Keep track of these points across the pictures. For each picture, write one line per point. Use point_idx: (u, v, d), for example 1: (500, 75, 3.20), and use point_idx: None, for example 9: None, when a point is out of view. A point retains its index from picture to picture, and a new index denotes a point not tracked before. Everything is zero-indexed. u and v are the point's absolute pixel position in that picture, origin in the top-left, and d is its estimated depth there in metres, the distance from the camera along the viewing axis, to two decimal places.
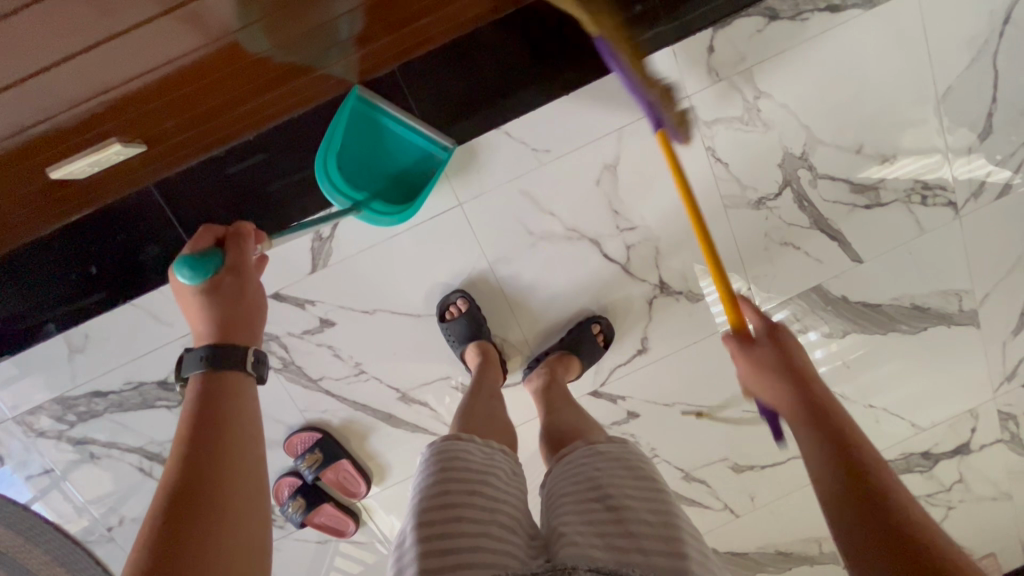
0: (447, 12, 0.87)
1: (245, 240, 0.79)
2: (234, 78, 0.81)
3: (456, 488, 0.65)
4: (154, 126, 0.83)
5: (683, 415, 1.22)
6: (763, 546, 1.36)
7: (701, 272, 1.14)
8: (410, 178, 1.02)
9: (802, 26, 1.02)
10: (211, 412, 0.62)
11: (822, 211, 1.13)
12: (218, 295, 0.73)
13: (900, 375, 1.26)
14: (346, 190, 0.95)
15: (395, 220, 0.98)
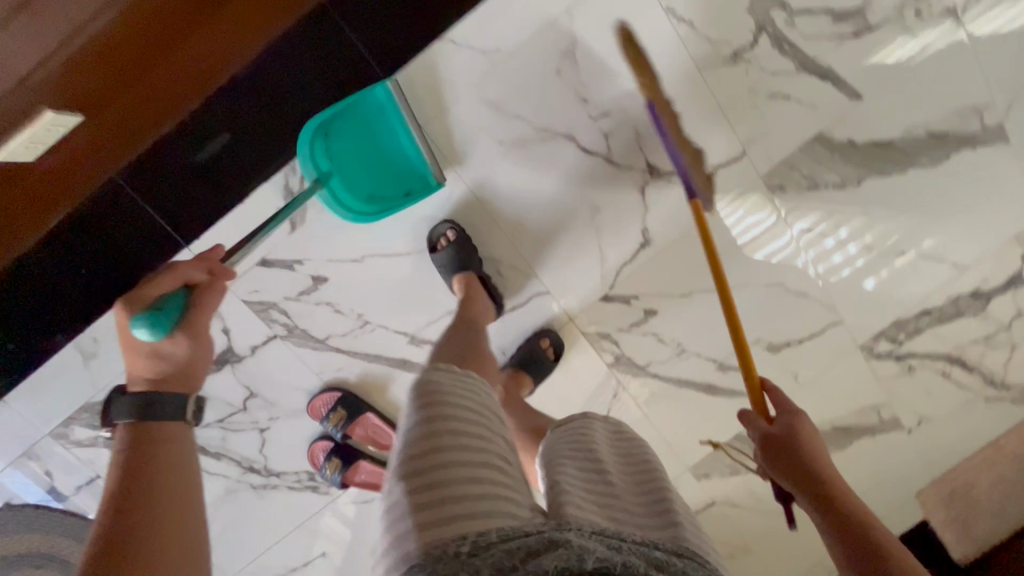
0: None
1: (204, 304, 0.81)
2: (153, 24, 0.87)
3: (463, 434, 0.63)
4: (90, 94, 0.88)
5: (704, 303, 1.16)
6: (818, 424, 1.30)
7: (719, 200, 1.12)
8: (387, 188, 1.02)
9: None
10: (148, 459, 0.66)
11: (806, 51, 1.04)
12: (165, 353, 0.77)
13: (931, 213, 1.16)
14: (320, 157, 0.97)
15: (349, 217, 1.00)
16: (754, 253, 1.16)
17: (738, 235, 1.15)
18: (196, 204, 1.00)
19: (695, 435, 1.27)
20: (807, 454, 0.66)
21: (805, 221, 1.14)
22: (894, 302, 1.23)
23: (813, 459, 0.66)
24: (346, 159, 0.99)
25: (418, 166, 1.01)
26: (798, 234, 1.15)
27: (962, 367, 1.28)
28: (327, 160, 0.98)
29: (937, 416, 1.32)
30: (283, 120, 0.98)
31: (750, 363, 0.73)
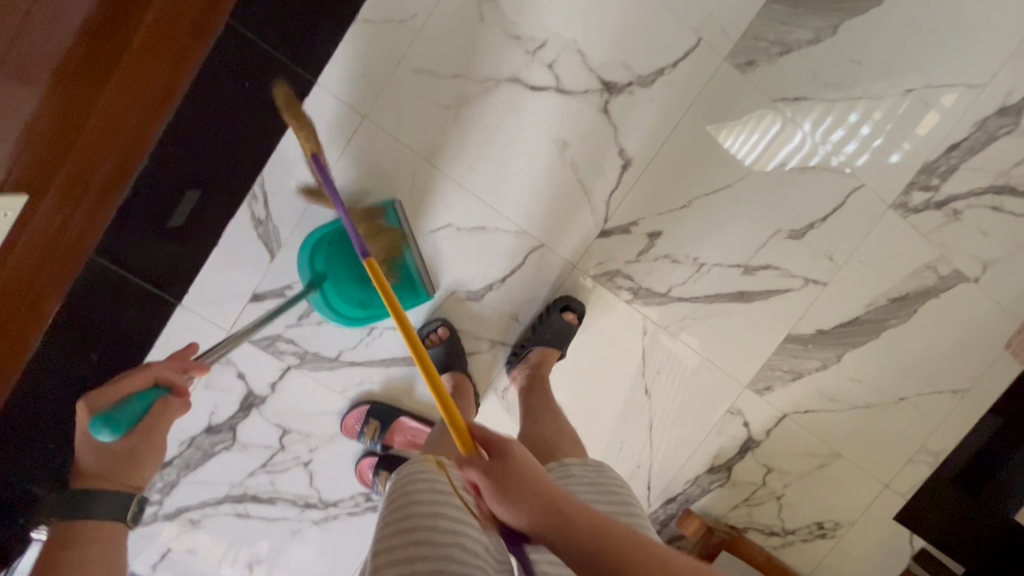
0: None
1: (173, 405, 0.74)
2: (85, 88, 0.78)
3: (421, 514, 0.67)
4: (33, 172, 0.76)
5: (705, 208, 1.09)
6: (874, 301, 1.18)
7: (712, 133, 1.06)
8: (375, 299, 1.00)
9: None
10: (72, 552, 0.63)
11: None
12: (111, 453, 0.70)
13: (925, 39, 1.06)
14: (314, 261, 0.97)
15: (336, 317, 1.00)
16: (767, 166, 1.09)
17: (743, 158, 1.08)
18: (175, 259, 1.01)
19: (742, 349, 1.19)
20: (508, 478, 0.58)
21: (812, 113, 1.06)
22: (917, 146, 1.11)
23: (529, 497, 0.57)
24: (340, 267, 0.98)
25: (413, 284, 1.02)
26: (793, 111, 1.06)
27: (1014, 194, 1.15)
28: (320, 265, 0.98)
29: (1003, 256, 1.19)
30: (230, 153, 0.98)
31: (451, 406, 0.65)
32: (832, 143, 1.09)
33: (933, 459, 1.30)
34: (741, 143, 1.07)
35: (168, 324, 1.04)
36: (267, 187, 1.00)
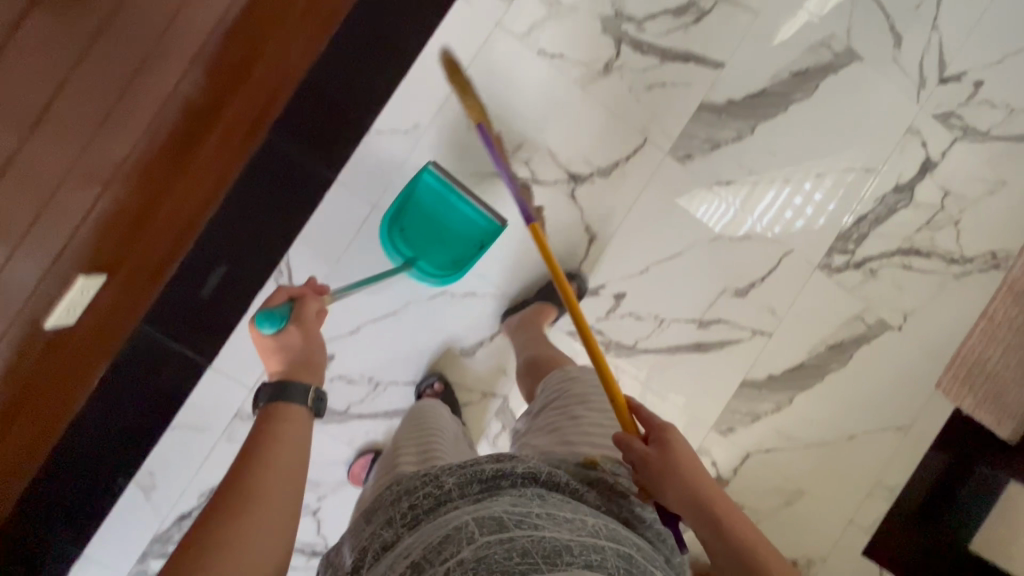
0: (274, 58, 1.06)
1: (308, 310, 1.04)
2: (159, 185, 0.96)
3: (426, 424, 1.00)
4: (110, 253, 0.94)
5: (660, 272, 1.29)
6: (814, 347, 1.36)
7: (684, 204, 1.29)
8: (461, 255, 1.17)
9: None
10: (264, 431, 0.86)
11: (663, 46, 1.24)
12: (289, 344, 0.99)
13: (825, 136, 1.32)
14: (404, 247, 1.15)
15: (438, 281, 1.17)
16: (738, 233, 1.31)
17: (715, 226, 1.30)
18: (209, 327, 1.17)
19: (704, 393, 1.35)
20: (670, 475, 0.79)
21: (742, 194, 1.30)
22: (831, 218, 1.35)
23: (684, 479, 0.79)
24: (421, 241, 1.16)
25: (478, 220, 1.16)
26: (726, 193, 1.30)
27: (919, 254, 1.38)
28: (409, 249, 1.16)
29: (919, 307, 1.39)
30: (262, 237, 1.17)
31: (615, 386, 0.88)
32: (761, 217, 1.31)
33: (890, 494, 1.42)
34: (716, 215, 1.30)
35: (198, 384, 1.17)
36: (291, 265, 1.19)
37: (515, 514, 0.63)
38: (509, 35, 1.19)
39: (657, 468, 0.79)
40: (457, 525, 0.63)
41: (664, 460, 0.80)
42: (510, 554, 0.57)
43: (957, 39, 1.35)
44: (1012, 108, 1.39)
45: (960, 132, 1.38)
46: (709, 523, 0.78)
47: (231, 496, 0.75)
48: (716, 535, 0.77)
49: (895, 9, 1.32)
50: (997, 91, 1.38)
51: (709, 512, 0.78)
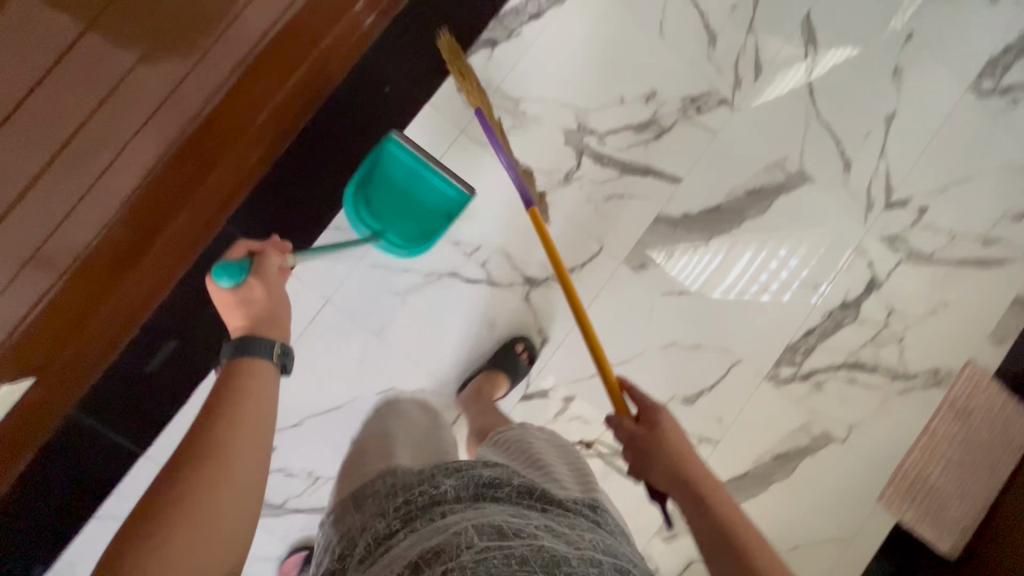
0: (231, 163, 1.09)
1: (267, 265, 0.94)
2: (97, 284, 0.98)
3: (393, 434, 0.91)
4: (37, 356, 0.96)
5: (610, 377, 1.31)
6: (760, 455, 1.38)
7: (656, 253, 1.31)
8: (429, 225, 1.19)
9: (519, 40, 1.24)
10: (230, 381, 0.78)
11: (623, 159, 1.29)
12: (251, 300, 0.91)
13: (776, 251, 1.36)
14: (370, 219, 1.16)
15: (407, 252, 1.16)
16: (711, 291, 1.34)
17: (684, 280, 1.33)
18: (147, 414, 1.15)
19: (649, 497, 1.34)
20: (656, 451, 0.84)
21: (694, 304, 1.33)
22: (780, 331, 1.38)
23: (664, 454, 0.84)
24: (389, 213, 1.17)
25: (447, 191, 1.18)
26: (678, 302, 1.33)
27: (863, 368, 1.41)
28: (376, 222, 1.16)
29: (863, 421, 1.42)
30: (210, 326, 1.17)
31: (605, 365, 0.95)
32: (711, 327, 1.34)
33: None
34: (688, 270, 1.33)
35: (130, 472, 1.15)
36: None
37: (514, 523, 0.63)
38: (474, 143, 1.23)
39: (638, 435, 0.87)
40: (457, 530, 0.61)
41: (651, 432, 0.86)
42: (508, 560, 0.57)
43: (903, 166, 1.42)
44: (954, 233, 1.45)
45: (905, 254, 1.44)
46: (687, 497, 0.79)
47: (191, 454, 0.69)
48: (697, 512, 0.77)
49: (845, 136, 1.39)
50: (940, 216, 1.45)
51: (689, 488, 0.80)
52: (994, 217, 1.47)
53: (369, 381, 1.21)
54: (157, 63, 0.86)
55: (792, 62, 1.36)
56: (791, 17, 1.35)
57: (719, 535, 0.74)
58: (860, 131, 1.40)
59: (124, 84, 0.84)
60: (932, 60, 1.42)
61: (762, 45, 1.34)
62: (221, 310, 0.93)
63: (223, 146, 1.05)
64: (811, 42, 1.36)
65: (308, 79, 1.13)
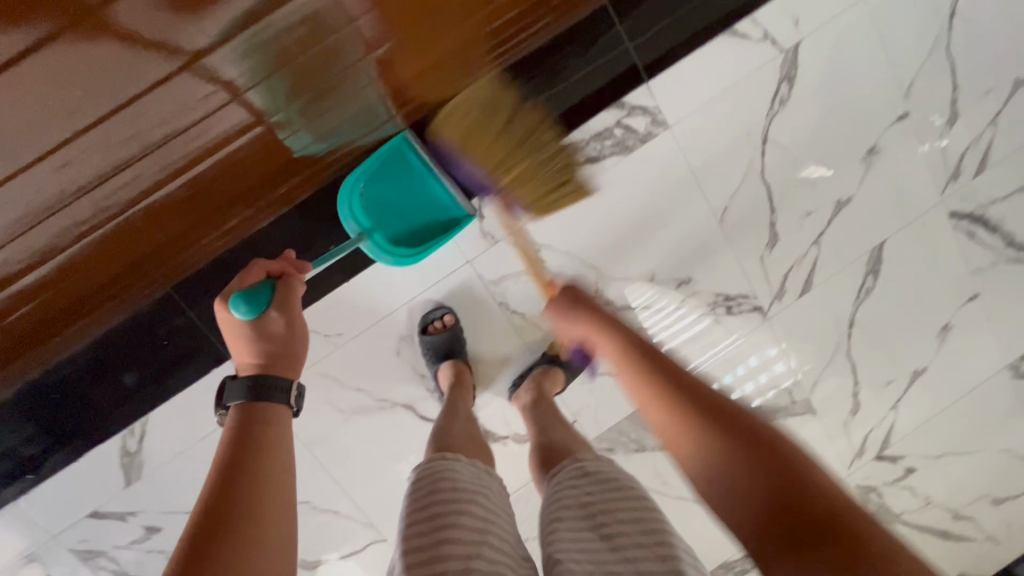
0: (209, 235, 0.95)
1: (293, 287, 0.82)
2: (65, 312, 0.93)
3: (439, 506, 0.66)
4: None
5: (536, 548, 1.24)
6: None
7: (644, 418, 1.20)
8: (424, 235, 1.03)
9: (565, 180, 1.06)
10: (250, 437, 0.68)
11: (630, 338, 1.16)
12: (268, 333, 0.78)
13: None
14: (364, 214, 1.00)
15: (394, 260, 1.00)
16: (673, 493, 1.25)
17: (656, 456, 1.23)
18: (23, 461, 1.01)
19: None
20: (620, 330, 0.83)
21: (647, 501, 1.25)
22: (721, 548, 1.32)
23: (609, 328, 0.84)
24: (383, 215, 1.01)
25: (447, 204, 1.03)
26: None
27: None
28: (367, 219, 1.00)
29: None
30: (121, 389, 1.02)
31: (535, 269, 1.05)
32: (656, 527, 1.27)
33: None
34: (657, 316, 1.16)
35: None
36: (145, 428, 1.03)
37: None
38: (477, 278, 1.08)
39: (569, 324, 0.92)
40: None
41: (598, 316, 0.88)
42: None
43: (909, 425, 1.33)
44: (930, 501, 1.39)
45: (873, 506, 1.38)
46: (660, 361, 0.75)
47: (217, 531, 0.57)
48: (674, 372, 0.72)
49: (866, 379, 1.28)
50: (924, 482, 1.37)
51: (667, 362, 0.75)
52: (974, 497, 1.40)
53: None
54: (214, 159, 0.82)
55: (844, 288, 1.22)
56: (864, 241, 1.21)
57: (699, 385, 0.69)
58: (883, 378, 1.29)
59: (179, 172, 0.81)
60: (988, 328, 1.30)
61: (822, 261, 1.20)
62: (229, 343, 0.79)
63: (215, 218, 0.93)
64: (872, 273, 1.23)
65: (326, 166, 0.98)
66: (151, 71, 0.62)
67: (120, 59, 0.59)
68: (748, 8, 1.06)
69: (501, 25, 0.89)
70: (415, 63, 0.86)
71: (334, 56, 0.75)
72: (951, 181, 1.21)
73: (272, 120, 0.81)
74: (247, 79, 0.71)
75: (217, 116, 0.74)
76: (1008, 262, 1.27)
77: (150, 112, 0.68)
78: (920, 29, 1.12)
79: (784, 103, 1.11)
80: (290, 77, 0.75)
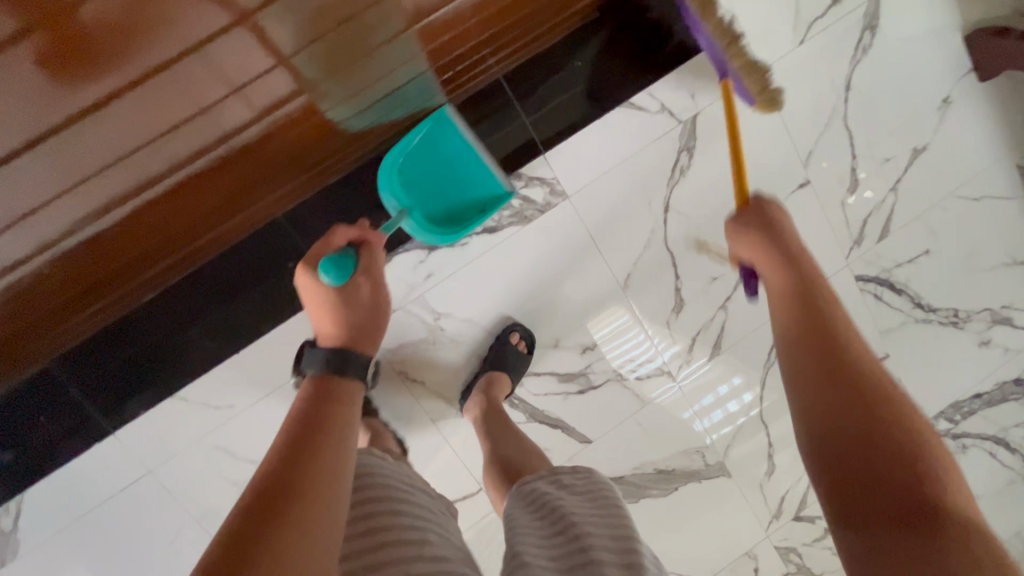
0: (107, 294, 0.93)
1: (377, 258, 0.82)
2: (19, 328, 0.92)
3: (382, 512, 0.65)
4: None
5: None
6: None
7: None
8: (462, 215, 1.01)
9: (463, 250, 1.06)
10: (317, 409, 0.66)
11: (536, 405, 1.16)
12: (354, 302, 0.78)
13: (662, 536, 1.27)
14: (401, 190, 0.97)
15: (433, 240, 0.99)
16: None
17: None
18: None
19: None
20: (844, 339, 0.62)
21: None
22: None
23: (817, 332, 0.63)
24: (424, 192, 0.99)
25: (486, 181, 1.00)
26: None
27: None
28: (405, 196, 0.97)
29: None
30: None
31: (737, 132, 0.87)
32: None
33: None
34: (620, 351, 1.16)
35: None
36: (21, 505, 1.00)
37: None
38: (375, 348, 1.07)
39: (743, 241, 0.77)
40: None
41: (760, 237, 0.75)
42: None
43: None
44: None
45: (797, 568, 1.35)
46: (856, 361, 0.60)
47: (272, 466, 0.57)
48: (861, 414, 0.56)
49: (780, 439, 1.28)
50: None
51: (853, 373, 0.59)
52: None
53: (172, 564, 1.08)
54: (236, 143, 0.82)
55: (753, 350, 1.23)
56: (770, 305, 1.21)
57: (895, 472, 0.51)
58: None
59: (188, 160, 0.80)
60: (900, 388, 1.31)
61: (731, 324, 1.20)
62: (309, 307, 0.79)
63: (165, 250, 0.93)
64: None
65: (230, 225, 0.96)
66: (202, 24, 0.61)
67: (172, 6, 0.58)
68: (644, 82, 1.07)
69: (474, 45, 0.91)
70: (406, 66, 0.86)
71: (375, 27, 0.75)
72: (854, 246, 1.23)
73: (312, 92, 0.80)
74: (292, 50, 0.71)
75: (257, 84, 0.73)
76: (917, 322, 1.29)
77: (174, 86, 0.67)
78: (816, 100, 1.15)
79: (684, 173, 1.12)
80: (329, 37, 0.72)
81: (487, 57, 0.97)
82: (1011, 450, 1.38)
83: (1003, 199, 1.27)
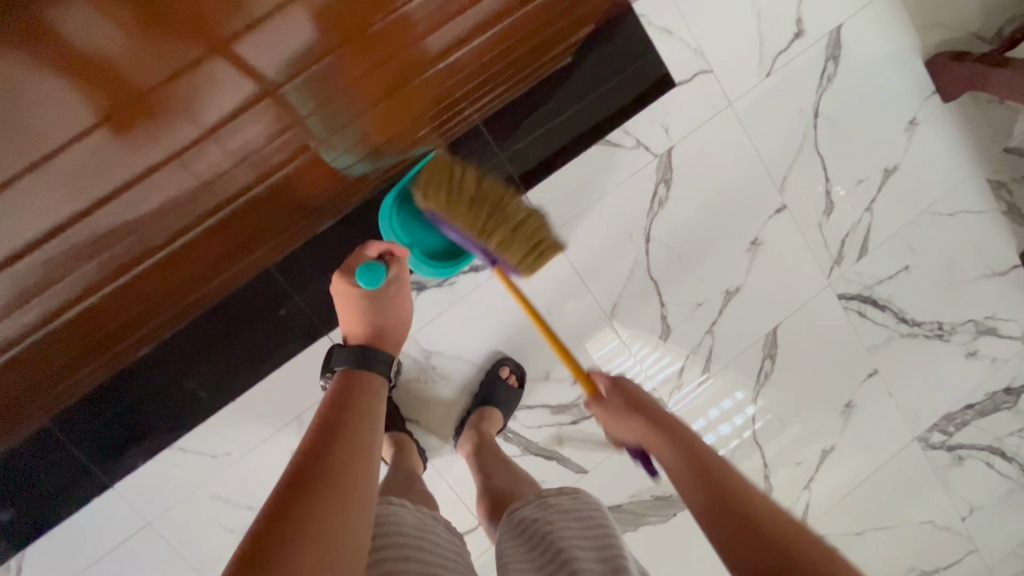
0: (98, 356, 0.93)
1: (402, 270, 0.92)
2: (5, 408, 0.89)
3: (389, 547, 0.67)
4: None
5: None
6: None
7: None
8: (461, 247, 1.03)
9: (451, 289, 1.09)
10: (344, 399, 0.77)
11: (529, 438, 1.17)
12: (377, 308, 0.91)
13: (663, 565, 1.27)
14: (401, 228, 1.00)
15: (433, 273, 1.01)
16: None
17: None
18: None
19: None
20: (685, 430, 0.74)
21: None
22: None
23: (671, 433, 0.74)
24: (423, 229, 1.02)
25: None
26: None
27: None
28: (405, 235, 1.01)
29: None
30: None
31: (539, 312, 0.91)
32: None
33: None
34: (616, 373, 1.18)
35: None
36: (22, 564, 1.01)
37: None
38: None
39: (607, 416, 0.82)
40: None
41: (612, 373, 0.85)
42: None
43: (825, 503, 1.33)
44: None
45: None
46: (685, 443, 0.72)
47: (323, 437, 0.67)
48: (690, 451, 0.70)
49: (775, 460, 1.29)
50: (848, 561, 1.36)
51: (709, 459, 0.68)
52: (900, 571, 1.40)
53: None
54: (241, 204, 0.82)
55: (742, 373, 1.25)
56: (756, 328, 1.24)
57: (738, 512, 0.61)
58: (793, 459, 1.30)
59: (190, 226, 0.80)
60: (891, 403, 1.32)
61: (718, 349, 1.22)
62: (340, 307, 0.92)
63: (153, 311, 0.92)
64: (769, 357, 1.25)
65: (223, 280, 0.97)
66: (228, 92, 0.63)
67: (212, 75, 0.60)
68: (619, 120, 1.11)
69: (463, 96, 0.95)
70: (401, 119, 0.89)
71: (383, 83, 0.78)
72: (835, 265, 1.25)
73: (318, 147, 0.82)
74: (303, 112, 0.73)
75: (267, 147, 0.75)
76: (902, 337, 1.31)
77: (198, 153, 0.68)
78: (786, 129, 1.19)
79: (662, 204, 1.16)
80: (333, 100, 0.74)
81: (464, 108, 0.99)
82: (1007, 459, 1.39)
83: (977, 213, 1.30)
